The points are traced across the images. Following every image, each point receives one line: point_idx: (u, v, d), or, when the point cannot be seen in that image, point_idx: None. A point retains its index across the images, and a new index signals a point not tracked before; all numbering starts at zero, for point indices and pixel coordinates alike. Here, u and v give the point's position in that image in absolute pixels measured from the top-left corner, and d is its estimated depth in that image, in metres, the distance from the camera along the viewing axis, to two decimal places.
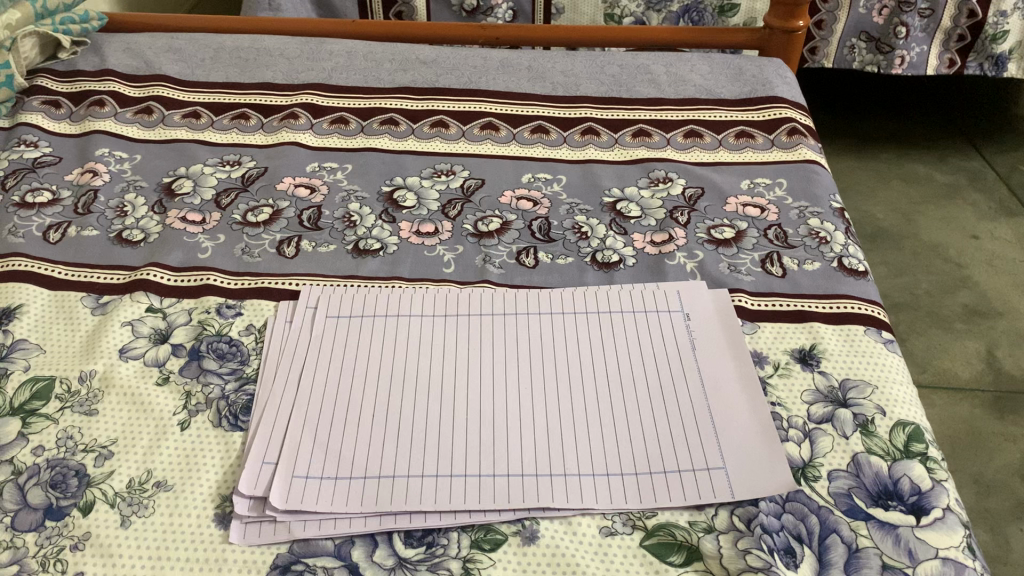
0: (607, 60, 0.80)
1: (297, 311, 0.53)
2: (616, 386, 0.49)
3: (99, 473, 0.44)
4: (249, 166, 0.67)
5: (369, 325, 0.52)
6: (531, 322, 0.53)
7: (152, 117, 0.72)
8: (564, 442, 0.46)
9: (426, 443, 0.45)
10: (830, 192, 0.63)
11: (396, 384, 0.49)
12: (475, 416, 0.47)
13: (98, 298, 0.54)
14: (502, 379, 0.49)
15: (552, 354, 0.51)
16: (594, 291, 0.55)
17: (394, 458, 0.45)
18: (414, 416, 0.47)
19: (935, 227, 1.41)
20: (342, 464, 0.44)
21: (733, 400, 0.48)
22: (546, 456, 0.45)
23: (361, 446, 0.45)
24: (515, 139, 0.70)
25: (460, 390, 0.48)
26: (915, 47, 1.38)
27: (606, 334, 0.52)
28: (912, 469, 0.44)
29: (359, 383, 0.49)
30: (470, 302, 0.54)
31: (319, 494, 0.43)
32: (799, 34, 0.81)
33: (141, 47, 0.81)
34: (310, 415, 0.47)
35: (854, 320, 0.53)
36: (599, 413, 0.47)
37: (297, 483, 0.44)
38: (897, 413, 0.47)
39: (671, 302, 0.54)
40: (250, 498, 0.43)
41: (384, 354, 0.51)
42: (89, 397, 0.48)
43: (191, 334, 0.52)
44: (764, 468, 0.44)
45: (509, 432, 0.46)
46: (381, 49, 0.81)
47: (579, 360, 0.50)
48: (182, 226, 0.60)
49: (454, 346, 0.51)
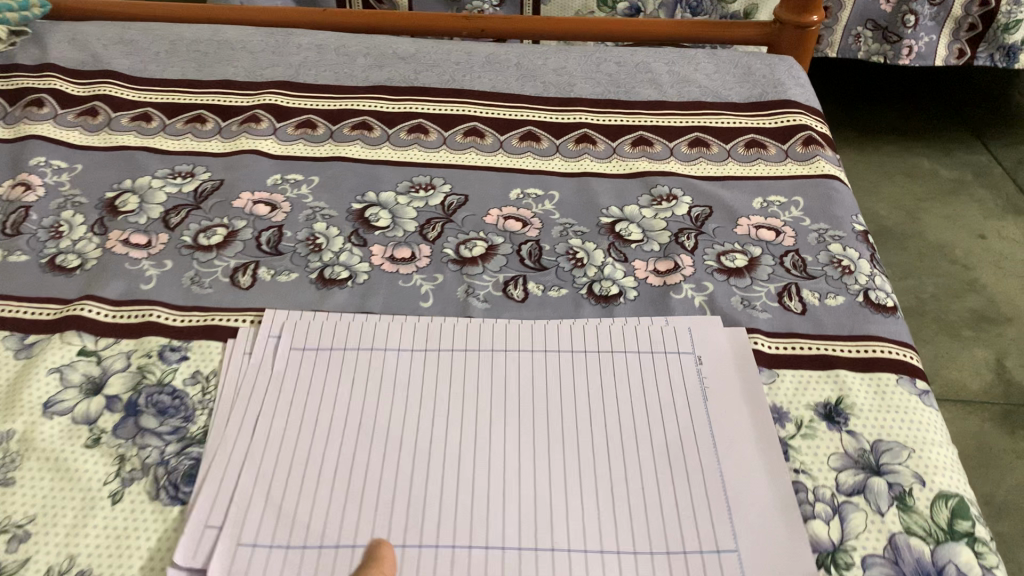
0: (604, 57, 0.73)
1: (258, 341, 0.47)
2: (619, 441, 0.43)
3: (10, 561, 0.37)
4: (203, 178, 0.59)
5: (337, 360, 0.46)
6: (522, 364, 0.47)
7: (96, 119, 0.65)
8: (556, 509, 0.40)
9: (396, 505, 0.39)
10: (851, 213, 0.57)
11: (362, 431, 0.43)
12: (455, 475, 0.41)
13: (23, 339, 0.47)
14: (490, 432, 0.43)
15: (547, 401, 0.45)
16: (595, 326, 0.49)
17: (357, 523, 0.39)
18: (382, 472, 0.41)
19: (940, 226, 1.35)
20: (296, 529, 0.39)
21: (750, 463, 0.42)
22: (534, 522, 0.39)
23: (325, 509, 0.39)
24: (502, 147, 0.63)
25: (441, 447, 0.42)
26: (924, 37, 1.30)
27: (609, 376, 0.46)
28: (958, 555, 0.38)
29: (325, 431, 0.43)
30: (452, 336, 0.48)
31: (266, 567, 0.37)
32: (813, 30, 0.74)
33: (89, 38, 0.73)
34: (267, 473, 0.41)
35: (885, 367, 0.47)
36: (598, 474, 0.41)
37: (243, 553, 0.38)
38: (937, 484, 0.41)
39: (680, 344, 0.48)
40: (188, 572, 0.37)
41: (356, 400, 0.44)
42: (5, 464, 0.41)
43: (129, 384, 0.45)
44: (787, 548, 0.38)
45: (492, 493, 0.40)
46: (355, 43, 0.74)
47: (577, 412, 0.44)
48: (124, 250, 0.53)
49: (433, 386, 0.45)
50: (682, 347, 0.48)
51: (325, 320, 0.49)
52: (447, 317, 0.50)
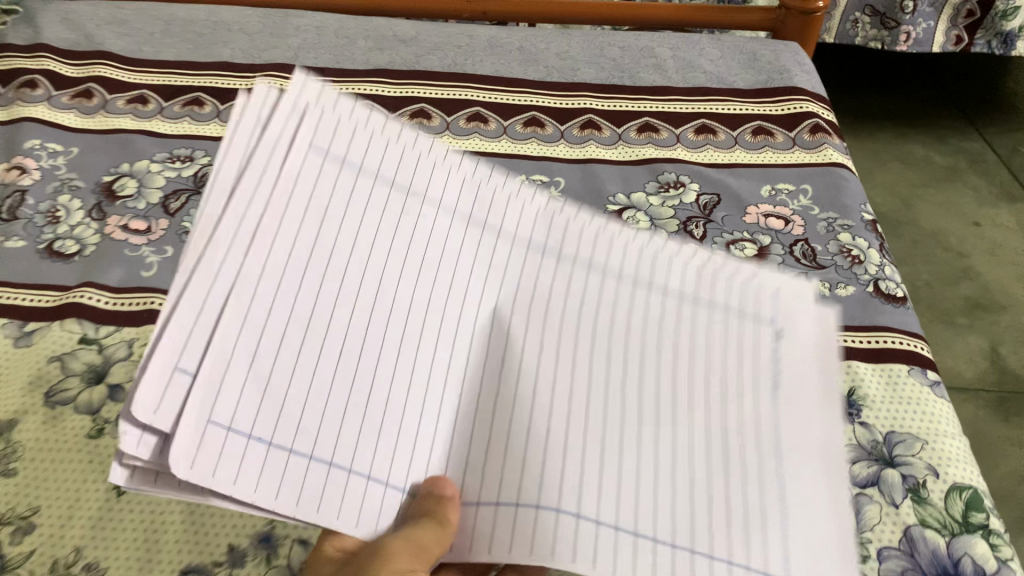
0: (607, 41, 0.72)
1: (277, 119, 0.31)
2: (678, 377, 0.35)
3: (15, 554, 0.37)
4: (202, 163, 0.58)
5: (348, 243, 0.33)
6: (571, 289, 0.37)
7: (91, 102, 0.63)
8: (587, 470, 0.33)
9: (400, 427, 0.33)
10: (859, 202, 0.57)
11: (381, 310, 0.33)
12: (470, 412, 0.35)
13: (21, 325, 0.47)
14: (530, 353, 0.36)
15: (598, 315, 0.37)
16: (663, 252, 0.39)
17: (353, 441, 0.31)
18: (401, 371, 0.33)
19: (935, 214, 1.35)
20: (283, 419, 0.30)
21: (810, 446, 0.33)
22: (555, 488, 0.32)
23: (323, 424, 0.31)
24: (505, 132, 0.62)
25: (471, 361, 0.35)
26: (921, 23, 1.29)
27: (667, 303, 0.37)
28: (974, 547, 0.38)
29: (343, 326, 0.32)
30: (496, 211, 0.38)
31: (240, 464, 0.29)
32: (817, 16, 0.74)
33: (82, 19, 0.72)
34: (251, 378, 0.29)
35: (896, 358, 0.46)
36: (643, 417, 0.34)
37: (213, 437, 0.28)
38: (951, 475, 0.41)
39: (761, 307, 0.37)
40: (146, 431, 0.27)
41: (382, 307, 0.33)
42: (7, 455, 0.40)
43: (132, 373, 0.44)
44: (834, 542, 0.31)
45: (507, 448, 0.34)
46: (355, 25, 0.73)
47: (630, 332, 0.36)
48: (123, 236, 0.52)
49: (469, 263, 0.37)
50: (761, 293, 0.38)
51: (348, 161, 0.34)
52: (495, 210, 0.38)
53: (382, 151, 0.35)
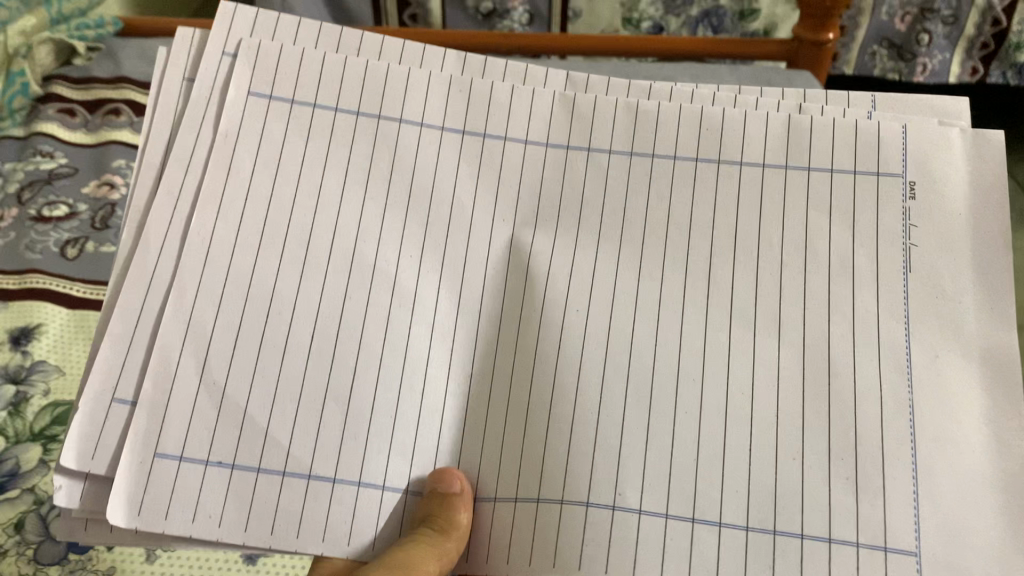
0: (633, 71, 0.79)
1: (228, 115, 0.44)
2: (691, 311, 0.42)
3: None
4: None
5: (286, 205, 0.43)
6: (616, 212, 0.44)
7: None
8: (639, 465, 0.40)
9: (381, 430, 0.41)
10: None
11: (345, 327, 0.42)
12: (479, 411, 0.42)
13: None
14: (557, 299, 0.43)
15: (647, 242, 0.44)
16: (741, 121, 0.45)
17: (324, 448, 0.40)
18: (378, 382, 0.41)
19: None
20: (246, 446, 0.40)
21: (939, 367, 0.41)
22: (595, 483, 0.40)
23: (301, 428, 0.41)
24: None
25: (477, 346, 0.43)
26: (938, 55, 1.34)
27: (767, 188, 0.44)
28: None
29: (300, 346, 0.42)
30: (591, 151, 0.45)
31: (186, 491, 0.39)
32: (828, 47, 0.79)
33: None
34: (202, 390, 0.41)
35: None
36: (678, 382, 0.41)
37: (164, 471, 0.40)
38: None
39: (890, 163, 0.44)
40: (84, 482, 0.41)
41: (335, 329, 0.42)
42: None
43: None
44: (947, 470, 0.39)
45: (550, 438, 0.41)
46: None
47: (684, 267, 0.43)
48: None
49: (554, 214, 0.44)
50: (858, 176, 0.44)
51: (269, 111, 0.45)
52: (486, 137, 0.45)
53: (334, 86, 0.45)
